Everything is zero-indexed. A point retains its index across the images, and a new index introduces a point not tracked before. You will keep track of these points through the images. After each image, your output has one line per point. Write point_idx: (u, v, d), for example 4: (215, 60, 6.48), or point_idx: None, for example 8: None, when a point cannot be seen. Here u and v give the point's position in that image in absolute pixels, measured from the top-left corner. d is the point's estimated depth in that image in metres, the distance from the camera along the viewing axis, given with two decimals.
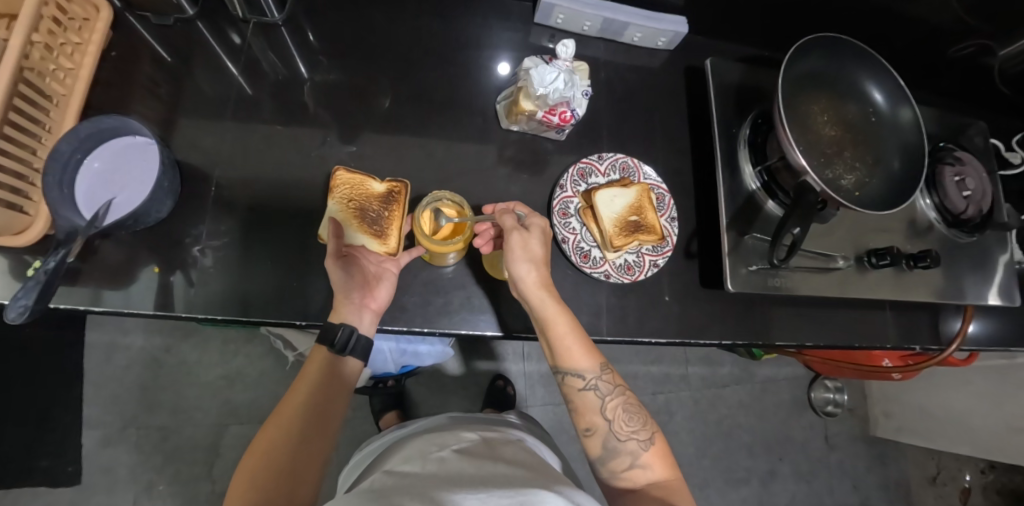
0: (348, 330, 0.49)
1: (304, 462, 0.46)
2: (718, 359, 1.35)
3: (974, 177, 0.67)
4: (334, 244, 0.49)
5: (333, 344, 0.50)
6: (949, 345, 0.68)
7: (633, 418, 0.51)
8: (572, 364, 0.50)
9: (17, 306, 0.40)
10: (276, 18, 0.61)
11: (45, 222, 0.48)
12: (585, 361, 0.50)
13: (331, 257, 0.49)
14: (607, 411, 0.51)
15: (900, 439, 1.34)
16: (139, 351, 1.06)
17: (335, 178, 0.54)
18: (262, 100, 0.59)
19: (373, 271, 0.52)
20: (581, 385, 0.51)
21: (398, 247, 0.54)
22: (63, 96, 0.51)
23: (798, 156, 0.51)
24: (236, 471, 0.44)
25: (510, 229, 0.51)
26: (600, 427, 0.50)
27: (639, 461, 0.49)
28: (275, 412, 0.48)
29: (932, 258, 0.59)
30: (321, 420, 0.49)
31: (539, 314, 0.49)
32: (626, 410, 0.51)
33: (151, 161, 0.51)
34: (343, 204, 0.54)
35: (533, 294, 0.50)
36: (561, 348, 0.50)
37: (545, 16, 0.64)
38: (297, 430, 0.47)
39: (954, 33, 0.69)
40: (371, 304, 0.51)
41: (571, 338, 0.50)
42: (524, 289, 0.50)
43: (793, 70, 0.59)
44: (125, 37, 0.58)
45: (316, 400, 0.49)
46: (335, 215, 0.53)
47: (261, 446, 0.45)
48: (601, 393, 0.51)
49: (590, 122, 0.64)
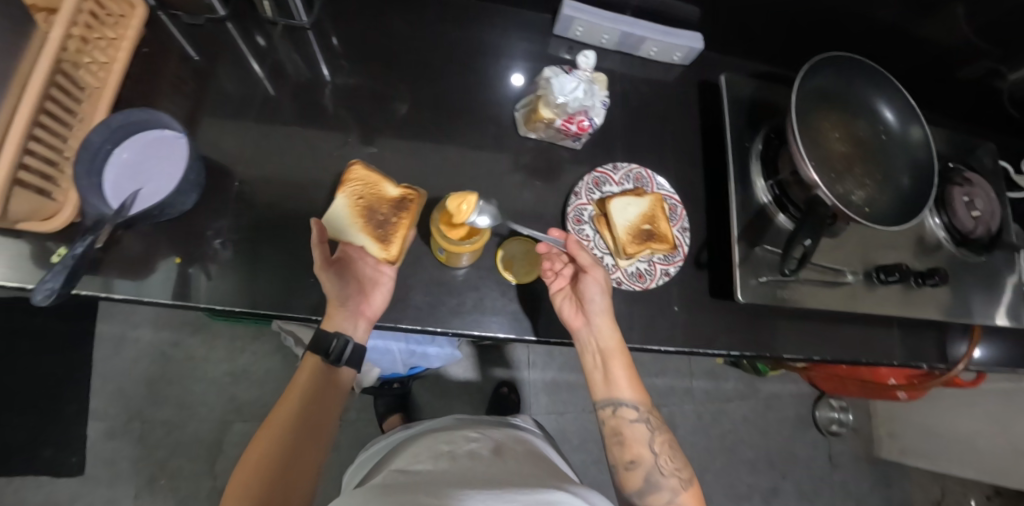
0: (342, 341, 0.52)
1: (300, 467, 0.48)
2: (722, 373, 1.34)
3: (983, 197, 0.69)
4: (319, 249, 0.49)
5: (329, 353, 0.53)
6: (956, 365, 0.68)
7: (675, 454, 0.55)
8: (627, 394, 0.56)
9: (44, 290, 0.42)
10: (302, 21, 0.62)
11: (73, 209, 0.49)
12: (637, 394, 0.56)
13: (318, 262, 0.49)
14: (655, 444, 0.55)
15: (905, 460, 1.33)
16: (146, 345, 1.07)
17: (350, 171, 0.55)
18: (286, 100, 0.60)
19: (370, 278, 0.53)
20: (632, 416, 0.55)
21: (396, 256, 0.53)
22: (95, 89, 0.52)
23: (810, 171, 0.52)
24: (230, 481, 0.46)
25: (594, 266, 0.54)
26: (646, 459, 0.54)
27: (676, 498, 0.53)
28: (267, 421, 0.50)
29: (941, 276, 0.61)
30: (314, 428, 0.52)
31: (609, 345, 0.54)
32: (670, 445, 0.56)
33: (178, 154, 0.52)
34: (353, 201, 0.55)
35: (607, 326, 0.54)
36: (620, 379, 0.55)
37: (564, 28, 0.65)
38: (290, 439, 0.49)
39: (963, 57, 0.71)
40: (366, 312, 0.52)
41: (629, 371, 0.56)
42: (601, 321, 0.54)
43: (805, 87, 0.60)
44: (158, 36, 0.59)
45: (308, 408, 0.52)
46: (343, 211, 0.54)
47: (255, 456, 0.47)
48: (649, 427, 0.56)
49: (604, 133, 0.66)
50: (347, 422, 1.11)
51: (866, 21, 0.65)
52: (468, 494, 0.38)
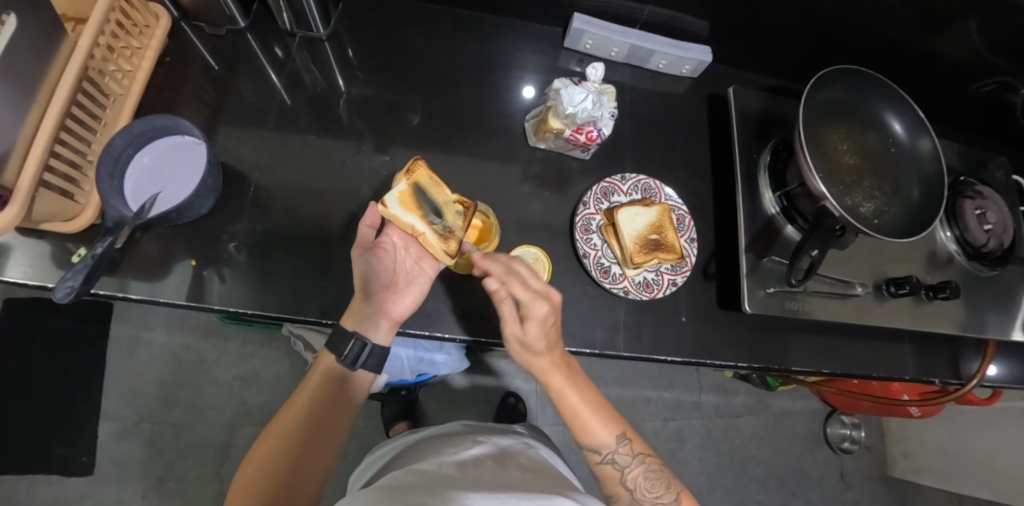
0: (361, 343, 0.51)
1: (304, 471, 0.48)
2: (732, 388, 1.32)
3: (995, 210, 0.68)
4: (365, 231, 0.52)
5: (344, 357, 0.51)
6: (969, 381, 0.67)
7: (657, 483, 0.52)
8: (588, 440, 0.52)
9: (64, 288, 0.43)
10: (320, 33, 0.64)
11: (95, 211, 0.50)
12: (602, 435, 0.52)
13: (359, 243, 0.51)
14: (629, 481, 0.52)
15: (919, 480, 1.30)
16: (159, 347, 1.08)
17: (414, 162, 0.52)
18: (302, 110, 0.62)
19: (403, 278, 0.54)
20: (599, 458, 0.52)
21: (454, 252, 0.52)
22: (119, 95, 0.55)
23: (817, 183, 0.52)
24: (234, 482, 0.46)
25: (508, 321, 0.48)
26: (623, 495, 0.53)
27: None
28: (275, 418, 0.51)
29: (952, 289, 0.60)
30: (324, 434, 0.51)
31: (554, 392, 0.52)
32: (649, 477, 0.52)
33: (197, 160, 0.54)
34: (412, 192, 0.52)
35: (543, 376, 0.52)
36: (578, 425, 0.53)
37: (574, 41, 0.67)
38: (295, 440, 0.49)
39: (976, 72, 0.70)
40: (391, 313, 0.52)
41: (588, 414, 0.52)
42: (535, 374, 0.52)
43: (812, 99, 0.60)
44: (181, 45, 0.62)
45: (317, 412, 0.51)
46: (400, 200, 0.51)
47: (262, 453, 0.48)
48: (620, 466, 0.52)
49: (614, 144, 0.67)
50: (354, 429, 1.11)
51: (875, 35, 0.65)
52: (472, 497, 0.38)
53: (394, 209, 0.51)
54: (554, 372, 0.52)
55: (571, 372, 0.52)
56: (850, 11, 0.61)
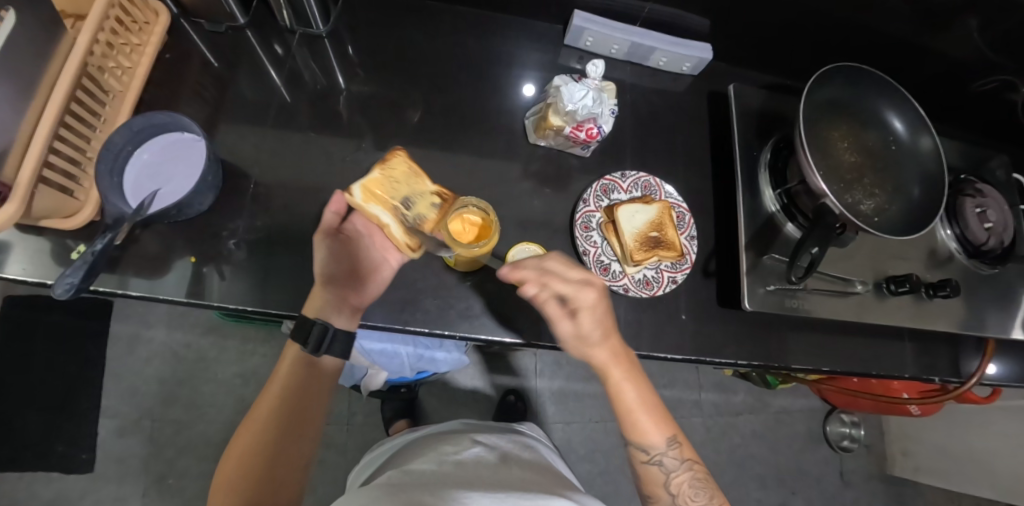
0: (319, 327, 0.50)
1: (281, 461, 0.49)
2: (731, 386, 1.33)
3: (995, 208, 0.68)
4: (328, 217, 0.53)
5: (308, 342, 0.50)
6: (970, 379, 0.67)
7: (701, 493, 0.51)
8: (639, 439, 0.52)
9: (64, 284, 0.43)
10: (320, 29, 0.64)
11: (93, 208, 0.50)
12: (654, 434, 0.51)
13: (323, 228, 0.53)
14: (672, 485, 0.51)
15: (918, 479, 1.30)
16: (159, 345, 1.08)
17: (393, 153, 0.52)
18: (301, 108, 0.62)
19: (365, 265, 0.53)
20: (645, 457, 0.52)
21: (416, 247, 0.52)
22: (119, 92, 0.54)
23: (817, 180, 0.52)
24: (216, 477, 0.48)
25: (557, 318, 0.48)
26: (663, 498, 0.51)
27: None
28: (251, 411, 0.51)
29: (952, 287, 0.60)
30: (297, 423, 0.50)
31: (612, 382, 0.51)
32: (693, 485, 0.51)
33: (197, 156, 0.54)
34: (382, 182, 0.51)
35: (605, 368, 0.51)
36: (630, 421, 0.52)
37: (575, 38, 0.67)
38: (273, 433, 0.49)
39: (976, 70, 0.70)
40: (349, 298, 0.52)
41: (641, 411, 0.52)
42: (598, 365, 0.51)
43: (814, 97, 0.60)
44: (181, 43, 0.62)
45: (289, 401, 0.51)
46: (369, 187, 0.50)
47: (240, 448, 0.48)
48: (666, 468, 0.51)
49: (615, 141, 0.67)
50: (354, 427, 1.12)
51: (875, 32, 0.65)
52: (472, 496, 0.38)
53: (360, 199, 0.50)
54: (615, 364, 0.51)
55: (632, 368, 0.52)
56: (851, 9, 0.61)
